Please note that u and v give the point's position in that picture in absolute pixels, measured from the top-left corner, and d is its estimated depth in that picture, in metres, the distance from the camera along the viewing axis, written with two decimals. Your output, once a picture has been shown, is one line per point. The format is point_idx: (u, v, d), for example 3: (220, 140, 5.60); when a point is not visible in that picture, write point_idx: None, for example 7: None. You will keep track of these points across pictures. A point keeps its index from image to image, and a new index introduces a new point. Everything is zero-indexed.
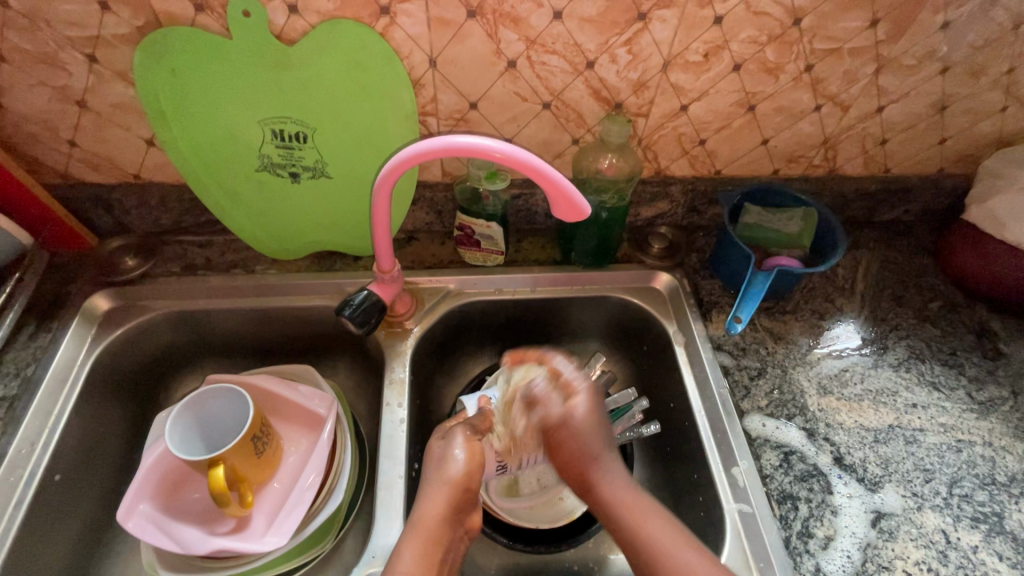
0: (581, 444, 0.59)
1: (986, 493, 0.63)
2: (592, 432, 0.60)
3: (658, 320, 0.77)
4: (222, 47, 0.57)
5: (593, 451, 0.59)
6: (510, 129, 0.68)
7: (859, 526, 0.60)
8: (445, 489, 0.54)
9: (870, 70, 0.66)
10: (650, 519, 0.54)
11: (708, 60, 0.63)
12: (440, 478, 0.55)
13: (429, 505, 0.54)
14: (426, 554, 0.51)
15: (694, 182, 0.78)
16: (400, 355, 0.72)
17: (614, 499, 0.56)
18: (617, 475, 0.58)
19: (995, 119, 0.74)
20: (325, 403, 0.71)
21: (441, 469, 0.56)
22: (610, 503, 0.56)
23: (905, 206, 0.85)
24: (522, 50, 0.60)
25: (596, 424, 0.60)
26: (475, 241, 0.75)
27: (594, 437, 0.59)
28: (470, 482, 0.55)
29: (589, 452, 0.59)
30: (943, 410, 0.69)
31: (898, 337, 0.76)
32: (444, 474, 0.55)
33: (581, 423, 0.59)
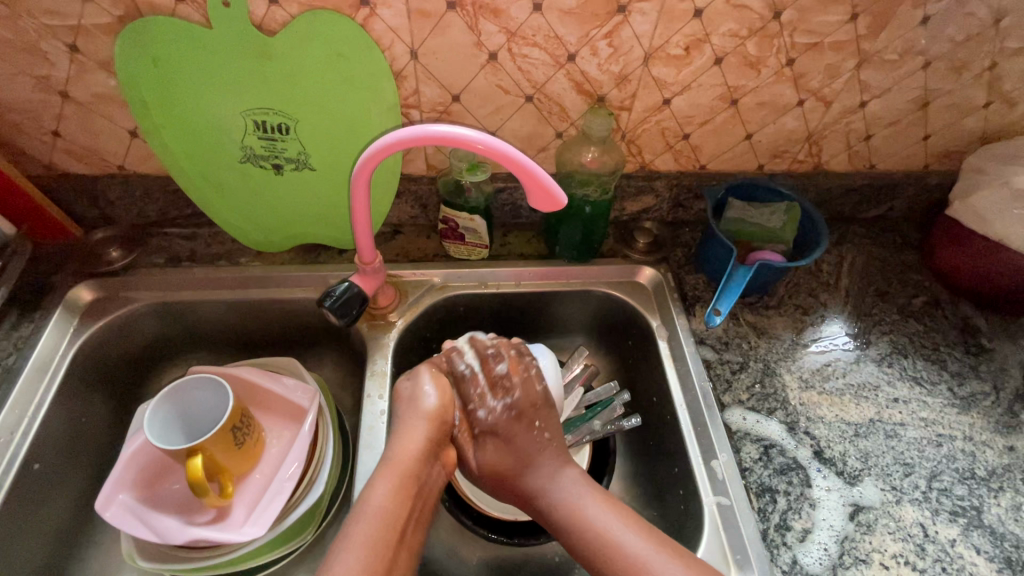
0: (505, 463, 0.55)
1: (965, 487, 0.63)
2: (509, 450, 0.56)
3: (642, 314, 0.77)
4: (203, 37, 0.58)
5: (520, 472, 0.55)
6: (493, 122, 0.69)
7: (837, 518, 0.60)
8: (420, 423, 0.54)
9: (851, 64, 0.66)
10: (579, 497, 0.53)
11: (688, 53, 0.63)
12: (415, 413, 0.55)
13: (405, 438, 0.53)
14: (399, 487, 0.50)
15: (679, 177, 0.78)
16: (383, 347, 0.72)
17: (544, 500, 0.54)
18: (562, 485, 0.54)
19: (978, 116, 0.74)
20: (308, 395, 0.71)
21: (413, 405, 0.56)
22: (537, 493, 0.54)
23: (891, 203, 0.85)
24: (503, 42, 0.61)
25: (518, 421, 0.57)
26: (459, 234, 0.76)
27: (528, 469, 0.55)
28: (443, 415, 0.56)
29: (517, 472, 0.56)
30: (925, 405, 0.69)
31: (881, 332, 0.76)
32: (418, 408, 0.55)
33: (500, 450, 0.56)
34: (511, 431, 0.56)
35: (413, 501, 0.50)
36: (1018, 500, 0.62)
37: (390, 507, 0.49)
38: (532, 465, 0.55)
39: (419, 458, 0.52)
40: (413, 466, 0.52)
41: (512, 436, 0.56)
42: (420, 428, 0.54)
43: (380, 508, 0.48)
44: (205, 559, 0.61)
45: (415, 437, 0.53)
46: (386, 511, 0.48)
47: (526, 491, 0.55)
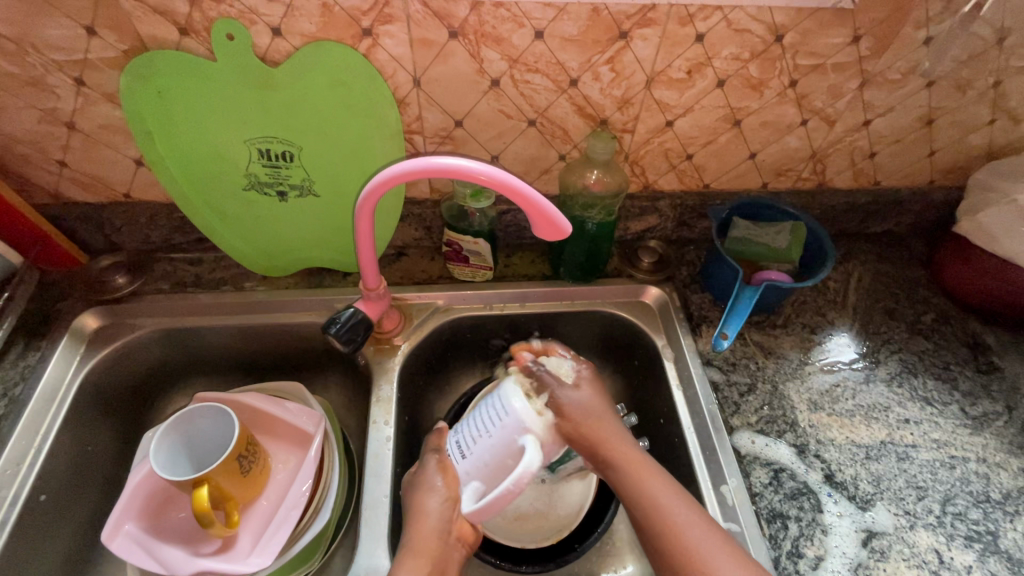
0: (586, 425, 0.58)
1: (980, 511, 0.62)
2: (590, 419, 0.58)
3: (648, 334, 0.77)
4: (208, 69, 0.58)
5: (613, 454, 0.57)
6: (496, 146, 0.69)
7: (850, 545, 0.59)
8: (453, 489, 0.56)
9: (854, 84, 0.66)
10: (665, 497, 0.54)
11: (691, 76, 0.63)
12: (424, 506, 0.55)
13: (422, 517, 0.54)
14: (425, 570, 0.52)
15: (683, 197, 0.78)
16: (388, 372, 0.72)
17: (635, 487, 0.55)
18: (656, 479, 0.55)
19: (983, 132, 0.74)
20: (313, 420, 0.71)
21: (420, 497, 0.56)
22: (635, 484, 0.55)
23: (896, 218, 0.85)
24: (505, 69, 0.61)
25: (594, 416, 0.59)
26: (463, 257, 0.76)
27: (629, 459, 0.57)
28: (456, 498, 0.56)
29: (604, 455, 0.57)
30: (937, 425, 0.68)
31: (890, 351, 0.75)
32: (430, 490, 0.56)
33: (615, 443, 0.58)
34: (593, 412, 0.59)
35: None
36: None
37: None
38: (642, 470, 0.56)
39: (436, 536, 0.53)
40: (432, 543, 0.53)
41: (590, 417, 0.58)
42: (434, 500, 0.55)
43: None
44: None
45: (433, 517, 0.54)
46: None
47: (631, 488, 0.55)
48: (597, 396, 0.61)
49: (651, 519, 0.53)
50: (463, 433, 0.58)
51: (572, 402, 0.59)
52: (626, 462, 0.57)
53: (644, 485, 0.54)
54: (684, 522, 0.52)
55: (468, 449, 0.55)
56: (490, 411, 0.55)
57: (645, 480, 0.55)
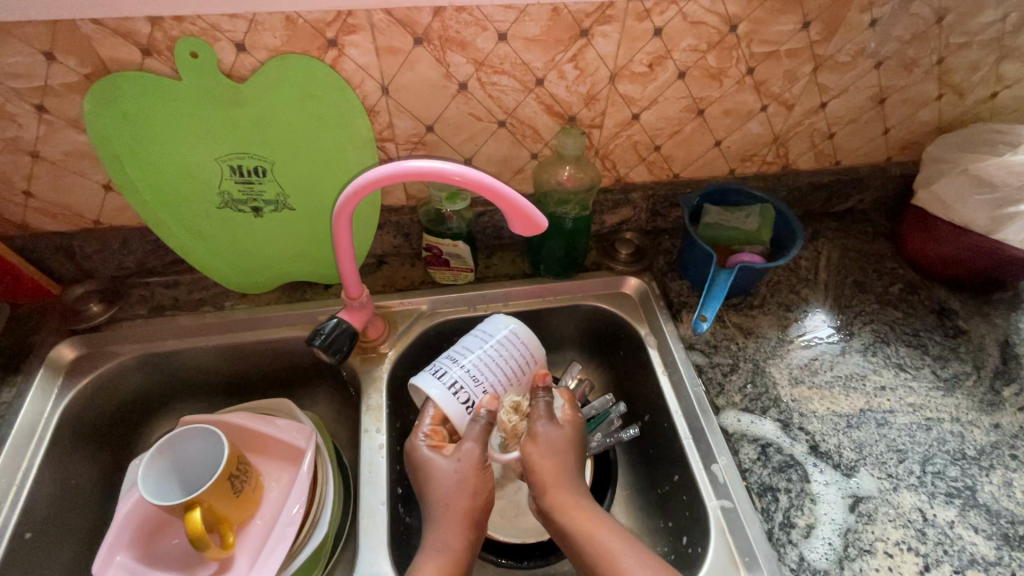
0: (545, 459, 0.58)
1: (958, 468, 0.65)
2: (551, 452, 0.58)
3: (630, 324, 0.78)
4: (173, 88, 0.58)
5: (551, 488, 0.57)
6: (468, 149, 0.70)
7: (838, 510, 0.61)
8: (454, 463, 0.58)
9: (808, 69, 0.68)
10: (601, 531, 0.54)
11: (652, 70, 0.65)
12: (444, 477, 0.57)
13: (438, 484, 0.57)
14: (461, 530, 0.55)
15: (654, 187, 0.81)
16: (376, 380, 0.72)
17: (567, 517, 0.55)
18: (606, 530, 0.54)
19: (932, 108, 0.77)
20: (303, 435, 0.71)
21: (430, 474, 0.58)
22: (570, 521, 0.55)
23: (858, 195, 0.89)
24: (471, 72, 0.61)
25: (547, 459, 0.58)
26: (443, 261, 0.76)
27: (566, 496, 0.56)
28: (483, 465, 0.58)
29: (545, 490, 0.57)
30: (911, 390, 0.71)
31: (863, 323, 0.78)
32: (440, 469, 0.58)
33: (558, 495, 0.57)
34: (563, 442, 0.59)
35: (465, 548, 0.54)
36: (1008, 476, 0.64)
37: (463, 552, 0.54)
38: (582, 514, 0.55)
39: (457, 497, 0.56)
40: (457, 507, 0.56)
41: (557, 461, 0.58)
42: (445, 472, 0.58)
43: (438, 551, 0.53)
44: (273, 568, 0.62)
45: (454, 487, 0.57)
46: (453, 551, 0.53)
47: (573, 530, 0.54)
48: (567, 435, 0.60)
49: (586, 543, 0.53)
50: (455, 369, 0.63)
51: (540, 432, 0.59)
52: (562, 503, 0.56)
53: (592, 536, 0.53)
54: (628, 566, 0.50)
55: (474, 374, 0.63)
56: (475, 340, 0.66)
57: (590, 527, 0.54)
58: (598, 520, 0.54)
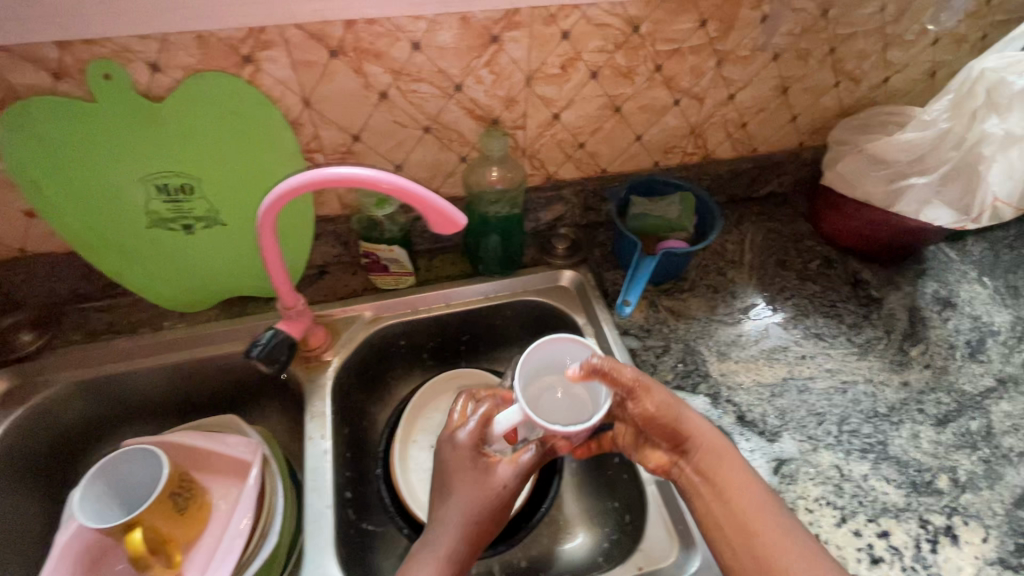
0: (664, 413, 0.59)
1: (871, 425, 0.70)
2: (669, 402, 0.59)
3: (568, 314, 0.82)
4: (88, 111, 0.58)
5: (694, 431, 0.59)
6: (397, 155, 0.72)
7: (763, 474, 0.65)
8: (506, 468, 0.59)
9: (712, 64, 0.73)
10: (739, 477, 0.57)
11: (565, 71, 0.68)
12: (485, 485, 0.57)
13: (467, 486, 0.57)
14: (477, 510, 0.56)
15: (584, 183, 0.84)
16: (321, 387, 0.73)
17: (710, 459, 0.58)
18: (753, 484, 0.57)
19: (831, 94, 0.83)
20: (250, 448, 0.71)
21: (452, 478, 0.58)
22: (716, 463, 0.57)
23: (777, 180, 0.95)
24: (390, 81, 0.63)
25: (666, 412, 0.59)
26: (383, 266, 0.78)
27: (709, 440, 0.59)
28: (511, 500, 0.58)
29: (684, 441, 0.59)
30: (829, 356, 0.76)
31: (785, 298, 0.83)
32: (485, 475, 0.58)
33: (709, 438, 0.59)
34: (666, 407, 0.59)
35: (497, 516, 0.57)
36: (915, 429, 0.70)
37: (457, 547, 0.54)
38: (730, 464, 0.58)
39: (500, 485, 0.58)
40: (491, 486, 0.57)
41: (671, 419, 0.59)
42: (482, 461, 0.59)
43: (459, 523, 0.55)
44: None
45: (477, 493, 0.57)
46: (453, 562, 0.53)
47: (718, 478, 0.57)
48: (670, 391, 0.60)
49: (728, 483, 0.56)
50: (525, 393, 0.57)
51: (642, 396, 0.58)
52: (709, 447, 0.58)
53: (740, 485, 0.56)
54: (761, 511, 0.55)
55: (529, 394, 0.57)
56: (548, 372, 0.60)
57: (732, 479, 0.57)
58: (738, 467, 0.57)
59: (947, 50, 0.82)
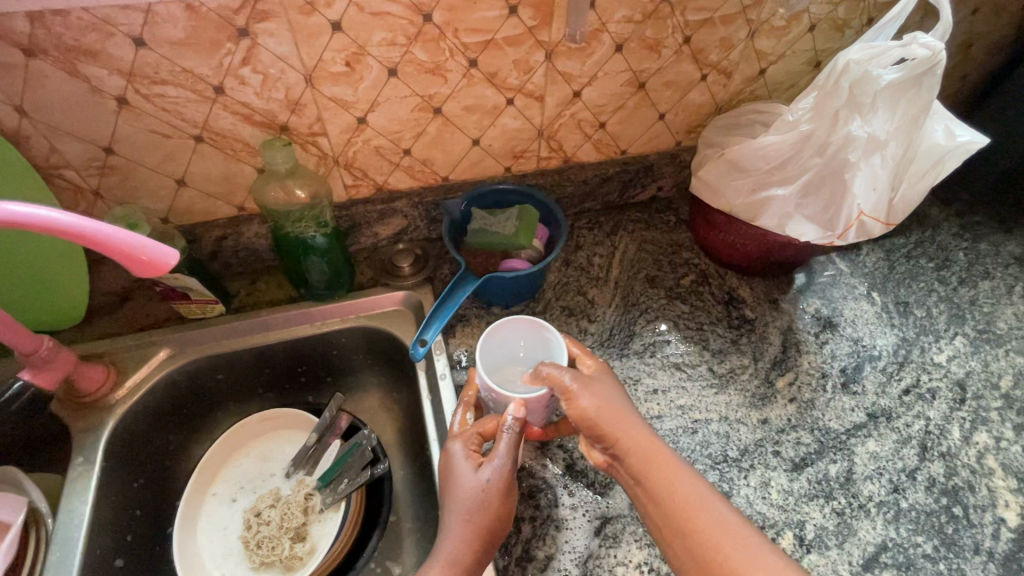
0: (594, 413, 0.55)
1: (716, 473, 0.61)
2: (597, 402, 0.55)
3: (403, 341, 0.73)
4: None
5: (622, 431, 0.54)
6: (173, 169, 0.62)
7: (582, 535, 0.57)
8: (464, 466, 0.54)
9: (540, 57, 0.63)
10: (681, 475, 0.51)
11: (353, 68, 0.58)
12: (469, 489, 0.52)
13: (465, 477, 0.53)
14: (467, 522, 0.51)
15: (423, 193, 0.74)
16: (94, 437, 0.63)
17: (637, 459, 0.52)
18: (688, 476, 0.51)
19: (700, 89, 0.73)
20: (11, 513, 0.58)
21: (453, 481, 0.54)
22: (643, 466, 0.52)
23: (657, 183, 0.85)
24: (124, 84, 0.53)
25: (602, 411, 0.55)
26: (181, 294, 0.68)
27: (637, 440, 0.53)
28: (512, 483, 0.53)
29: (610, 443, 0.54)
30: (684, 391, 0.68)
31: (648, 320, 0.74)
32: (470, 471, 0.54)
33: (635, 440, 0.53)
34: (602, 406, 0.55)
35: (488, 529, 0.51)
36: (766, 476, 0.61)
37: (462, 554, 0.49)
38: (660, 462, 0.52)
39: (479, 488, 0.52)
40: (490, 499, 0.52)
41: (599, 420, 0.55)
42: (466, 464, 0.54)
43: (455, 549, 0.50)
44: None
45: (473, 499, 0.52)
46: (458, 562, 0.49)
47: (648, 478, 0.51)
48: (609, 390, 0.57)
49: (658, 486, 0.51)
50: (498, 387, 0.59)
51: (585, 392, 0.56)
52: (636, 447, 0.53)
53: (674, 483, 0.50)
54: (704, 504, 0.49)
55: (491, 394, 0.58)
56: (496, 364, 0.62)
57: (665, 478, 0.51)
58: (671, 461, 0.52)
59: (828, 37, 0.72)
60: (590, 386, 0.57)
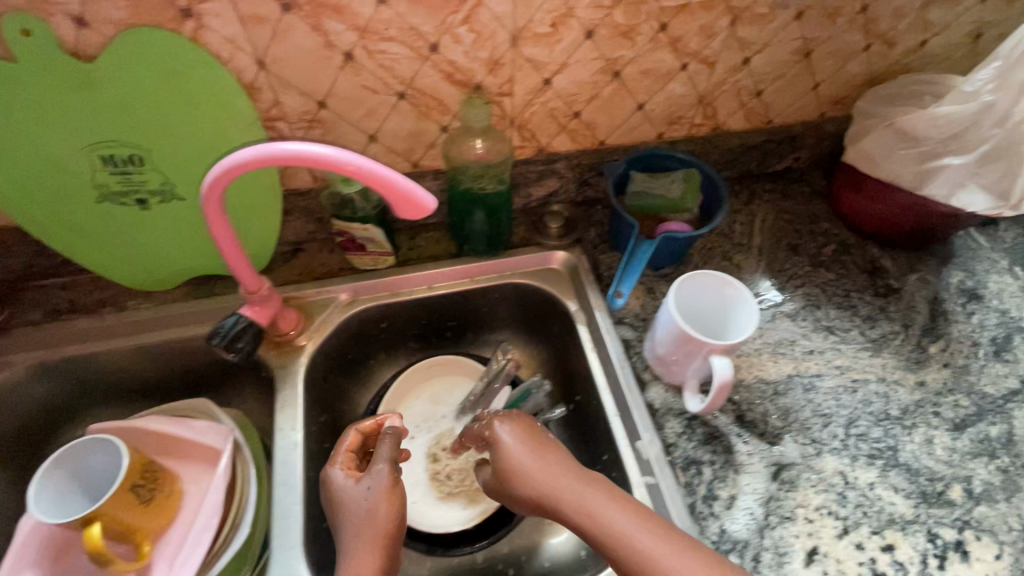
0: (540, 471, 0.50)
1: (881, 429, 0.65)
2: (536, 452, 0.52)
3: (561, 301, 0.76)
4: (11, 72, 0.51)
5: (576, 495, 0.48)
6: (370, 125, 0.65)
7: (761, 478, 0.61)
8: (340, 480, 0.54)
9: (725, 23, 0.65)
10: (632, 533, 0.44)
11: (556, 30, 0.60)
12: (356, 504, 0.51)
13: (352, 498, 0.52)
14: (375, 545, 0.49)
15: (580, 156, 0.77)
16: (293, 376, 0.69)
17: (600, 527, 0.46)
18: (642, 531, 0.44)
19: (860, 59, 0.74)
20: (221, 435, 0.69)
21: (340, 499, 0.52)
22: (602, 526, 0.46)
23: (794, 154, 0.86)
24: (355, 40, 0.56)
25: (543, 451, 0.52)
26: (359, 245, 0.72)
27: (577, 499, 0.48)
28: (398, 484, 0.53)
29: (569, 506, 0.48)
30: (840, 352, 0.70)
31: (795, 286, 0.77)
32: (349, 494, 0.52)
33: (578, 501, 0.47)
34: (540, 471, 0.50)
35: (382, 548, 0.49)
36: (929, 434, 0.64)
37: None
38: (612, 528, 0.45)
39: (382, 505, 0.51)
40: (379, 517, 0.50)
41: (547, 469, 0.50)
42: (365, 480, 0.53)
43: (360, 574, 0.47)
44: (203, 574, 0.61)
45: (367, 516, 0.51)
46: None
47: (612, 540, 0.45)
48: (524, 437, 0.53)
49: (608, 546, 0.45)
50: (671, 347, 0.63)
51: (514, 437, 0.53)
52: (597, 510, 0.46)
53: (627, 541, 0.44)
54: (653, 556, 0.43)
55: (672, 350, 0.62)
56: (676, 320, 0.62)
57: (612, 535, 0.45)
58: (604, 518, 0.46)
59: (996, 9, 0.72)
60: (531, 443, 0.53)
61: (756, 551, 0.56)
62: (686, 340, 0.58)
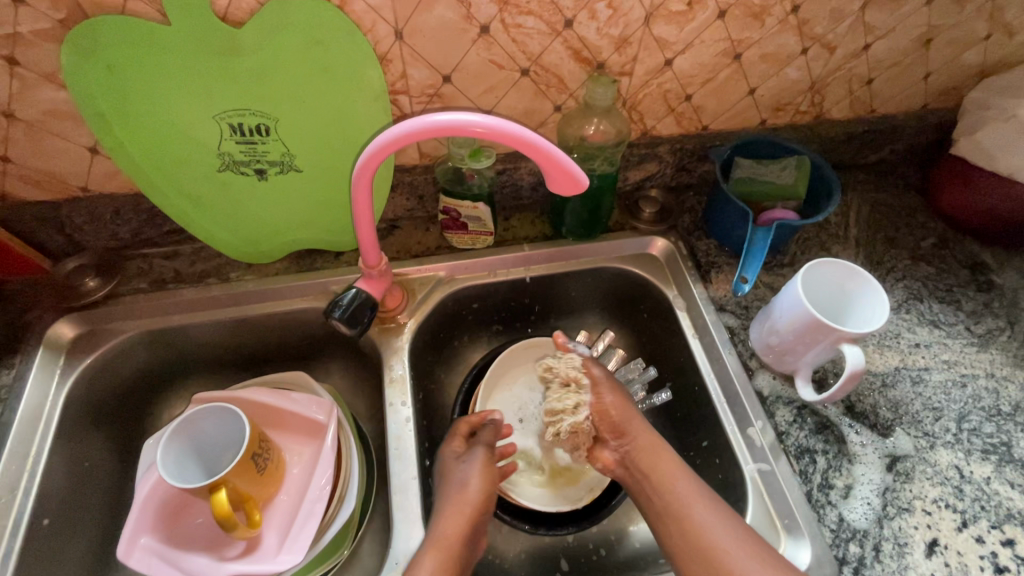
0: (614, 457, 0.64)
1: (993, 424, 0.64)
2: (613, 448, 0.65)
3: (658, 288, 0.76)
4: (162, 34, 0.51)
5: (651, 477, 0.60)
6: (488, 101, 0.64)
7: (876, 470, 0.61)
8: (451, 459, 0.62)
9: (854, 7, 0.64)
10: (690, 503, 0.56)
11: (690, 8, 0.59)
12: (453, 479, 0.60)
13: (458, 475, 0.60)
14: (465, 514, 0.57)
15: (683, 141, 0.76)
16: (397, 351, 0.69)
17: (662, 503, 0.58)
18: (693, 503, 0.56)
19: (977, 50, 0.73)
20: (323, 409, 0.68)
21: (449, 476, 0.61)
22: (661, 497, 0.58)
23: (891, 146, 0.84)
24: (495, 13, 0.56)
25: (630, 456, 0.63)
26: (461, 224, 0.72)
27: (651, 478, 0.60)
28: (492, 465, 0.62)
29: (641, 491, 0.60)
30: (946, 347, 0.70)
31: (895, 280, 0.76)
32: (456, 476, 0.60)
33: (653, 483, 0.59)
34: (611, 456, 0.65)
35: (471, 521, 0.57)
36: None
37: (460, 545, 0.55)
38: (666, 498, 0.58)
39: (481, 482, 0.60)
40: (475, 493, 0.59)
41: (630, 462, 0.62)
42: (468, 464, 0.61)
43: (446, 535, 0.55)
44: (313, 547, 0.61)
45: (467, 490, 0.59)
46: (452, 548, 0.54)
47: (665, 509, 0.57)
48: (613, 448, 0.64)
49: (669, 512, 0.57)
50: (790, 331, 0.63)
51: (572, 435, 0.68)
52: (659, 490, 0.59)
53: (676, 505, 0.57)
54: (707, 531, 0.54)
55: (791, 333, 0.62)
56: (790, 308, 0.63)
57: (670, 502, 0.57)
58: (676, 489, 0.58)
59: None
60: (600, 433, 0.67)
61: (876, 541, 0.56)
62: (811, 320, 0.59)
